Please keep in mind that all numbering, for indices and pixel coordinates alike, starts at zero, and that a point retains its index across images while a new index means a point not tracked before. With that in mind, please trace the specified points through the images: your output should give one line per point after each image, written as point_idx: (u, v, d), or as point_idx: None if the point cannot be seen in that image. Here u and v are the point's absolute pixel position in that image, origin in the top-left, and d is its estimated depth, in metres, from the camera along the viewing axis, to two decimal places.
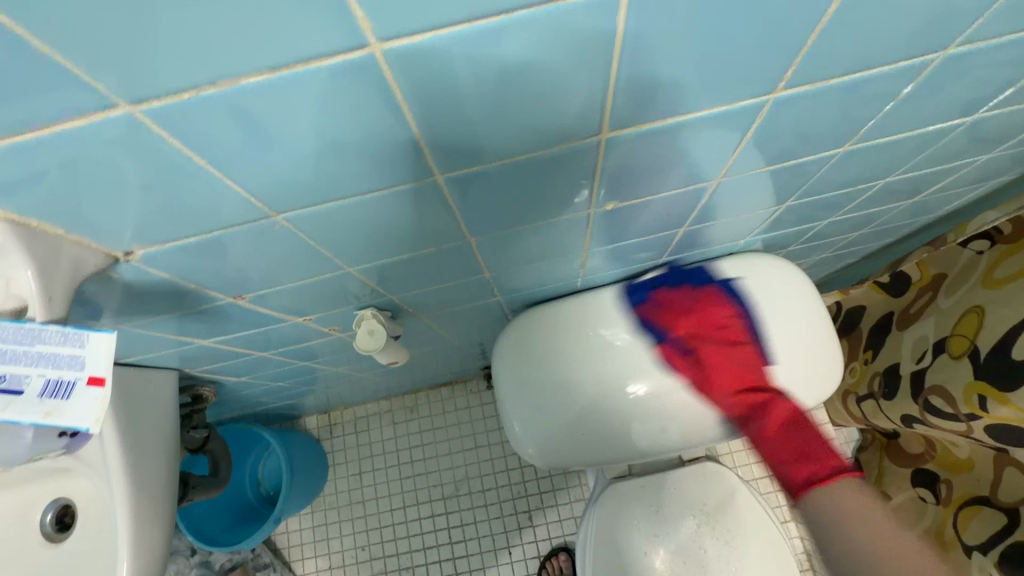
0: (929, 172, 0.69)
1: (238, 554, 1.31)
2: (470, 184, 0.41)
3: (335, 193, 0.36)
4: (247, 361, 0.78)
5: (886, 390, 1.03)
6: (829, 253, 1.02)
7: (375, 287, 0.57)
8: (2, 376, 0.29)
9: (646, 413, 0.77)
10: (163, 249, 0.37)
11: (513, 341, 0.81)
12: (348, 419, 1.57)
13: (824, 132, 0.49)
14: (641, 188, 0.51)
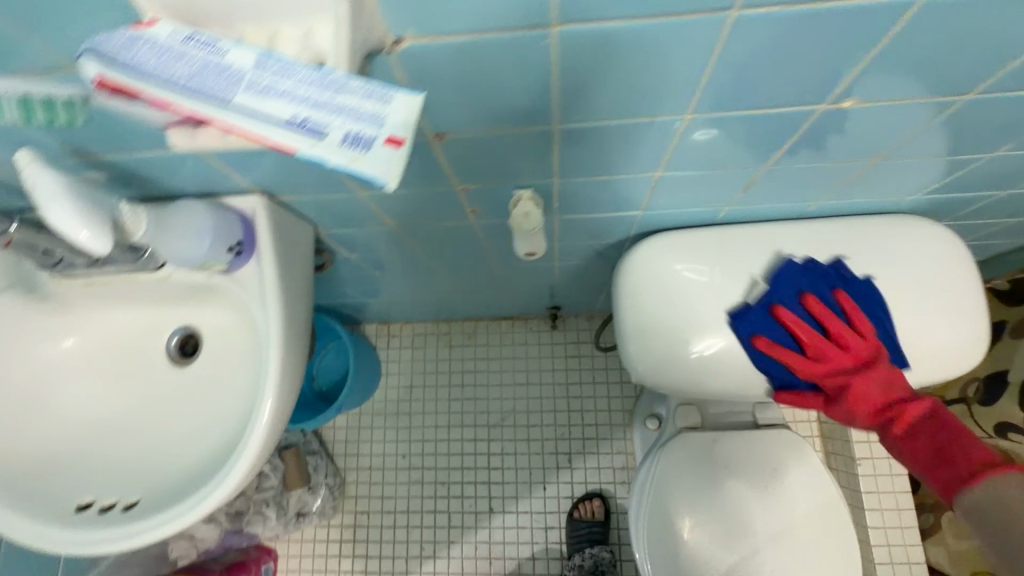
0: None
1: (292, 434, 1.37)
2: (745, 36, 0.37)
3: (624, 9, 0.34)
4: (369, 233, 0.79)
5: (985, 396, 1.00)
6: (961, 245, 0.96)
7: (549, 162, 0.56)
8: (309, 117, 0.29)
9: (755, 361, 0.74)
10: (430, 45, 0.36)
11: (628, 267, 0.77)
12: (406, 333, 1.59)
13: None
14: (887, 95, 0.45)
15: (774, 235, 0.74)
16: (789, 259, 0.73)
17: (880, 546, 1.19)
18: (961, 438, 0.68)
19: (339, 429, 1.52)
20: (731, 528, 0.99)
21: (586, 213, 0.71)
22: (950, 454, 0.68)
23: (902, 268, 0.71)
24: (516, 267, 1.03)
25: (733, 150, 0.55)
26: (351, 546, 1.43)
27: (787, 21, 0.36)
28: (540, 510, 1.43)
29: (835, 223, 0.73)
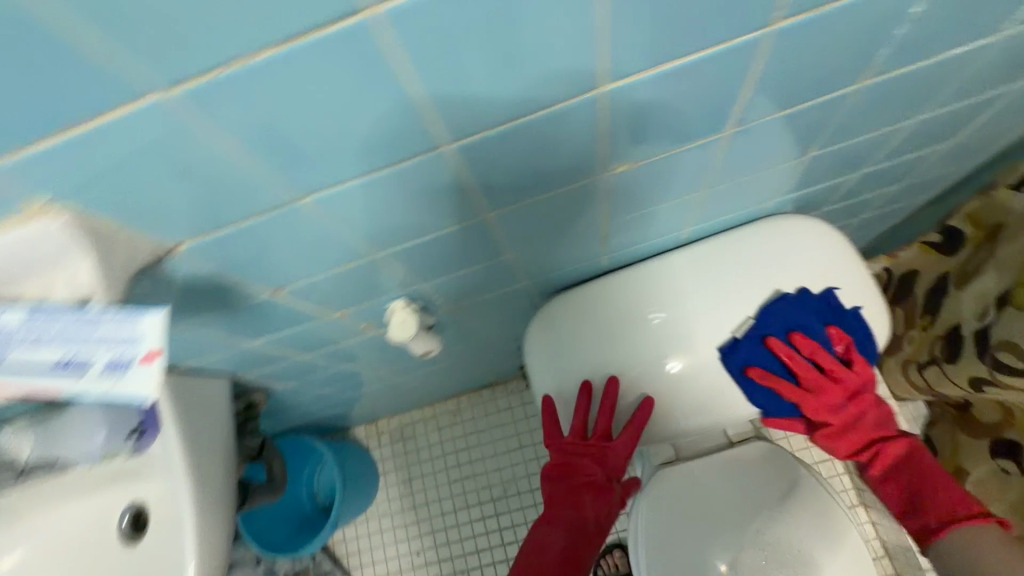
0: (970, 122, 0.64)
1: (299, 560, 1.36)
2: (472, 158, 0.44)
3: (348, 169, 0.41)
4: (293, 366, 0.83)
5: (950, 353, 0.97)
6: (870, 214, 0.97)
7: (400, 274, 0.61)
8: (76, 354, 0.33)
9: (701, 386, 0.77)
10: (216, 237, 0.45)
11: (543, 334, 0.80)
12: (394, 427, 1.60)
13: (838, 74, 0.46)
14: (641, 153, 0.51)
15: (659, 269, 0.78)
16: (699, 279, 0.75)
17: None
18: (923, 466, 0.85)
19: (350, 540, 1.50)
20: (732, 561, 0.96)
21: (478, 294, 0.74)
22: (926, 488, 0.84)
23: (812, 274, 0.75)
24: (460, 350, 1.06)
25: (573, 212, 0.59)
26: None
27: (495, 140, 0.43)
28: None
29: (722, 240, 0.77)
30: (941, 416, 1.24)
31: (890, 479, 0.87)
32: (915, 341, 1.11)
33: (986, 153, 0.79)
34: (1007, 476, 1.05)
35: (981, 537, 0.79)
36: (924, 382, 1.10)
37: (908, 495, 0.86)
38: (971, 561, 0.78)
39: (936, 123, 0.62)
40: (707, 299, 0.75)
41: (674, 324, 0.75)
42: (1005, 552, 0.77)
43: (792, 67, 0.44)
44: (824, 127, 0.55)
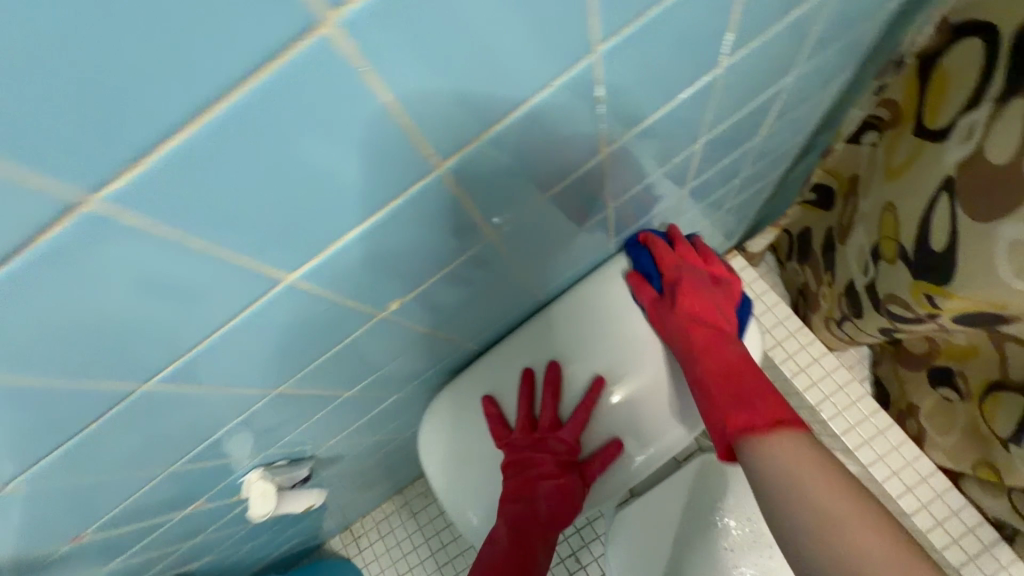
0: (760, 122, 0.65)
1: None
2: (223, 348, 0.43)
3: (86, 406, 0.40)
4: (195, 545, 0.77)
5: (854, 309, 0.97)
6: (734, 200, 0.98)
7: (246, 441, 0.58)
8: None
9: (653, 416, 0.72)
10: (23, 478, 0.43)
11: (431, 421, 0.75)
12: (370, 527, 1.53)
13: (561, 147, 0.46)
14: (415, 269, 0.50)
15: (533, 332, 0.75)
16: (635, 290, 0.73)
17: (889, 478, 1.13)
18: (760, 394, 0.65)
19: None
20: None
21: (355, 418, 0.71)
22: (754, 401, 0.65)
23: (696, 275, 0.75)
24: (388, 451, 1.01)
25: (400, 322, 0.58)
26: None
27: (236, 328, 0.42)
28: None
29: (587, 284, 0.75)
30: (881, 356, 1.24)
31: (727, 390, 0.66)
32: (826, 298, 1.11)
33: (808, 129, 0.80)
34: (950, 403, 1.04)
35: (783, 440, 0.60)
36: (847, 336, 1.09)
37: (732, 387, 0.66)
38: (764, 462, 0.60)
39: (722, 134, 0.62)
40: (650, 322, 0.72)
41: (613, 354, 0.71)
42: (814, 463, 0.58)
43: (523, 155, 0.44)
44: (596, 176, 0.55)
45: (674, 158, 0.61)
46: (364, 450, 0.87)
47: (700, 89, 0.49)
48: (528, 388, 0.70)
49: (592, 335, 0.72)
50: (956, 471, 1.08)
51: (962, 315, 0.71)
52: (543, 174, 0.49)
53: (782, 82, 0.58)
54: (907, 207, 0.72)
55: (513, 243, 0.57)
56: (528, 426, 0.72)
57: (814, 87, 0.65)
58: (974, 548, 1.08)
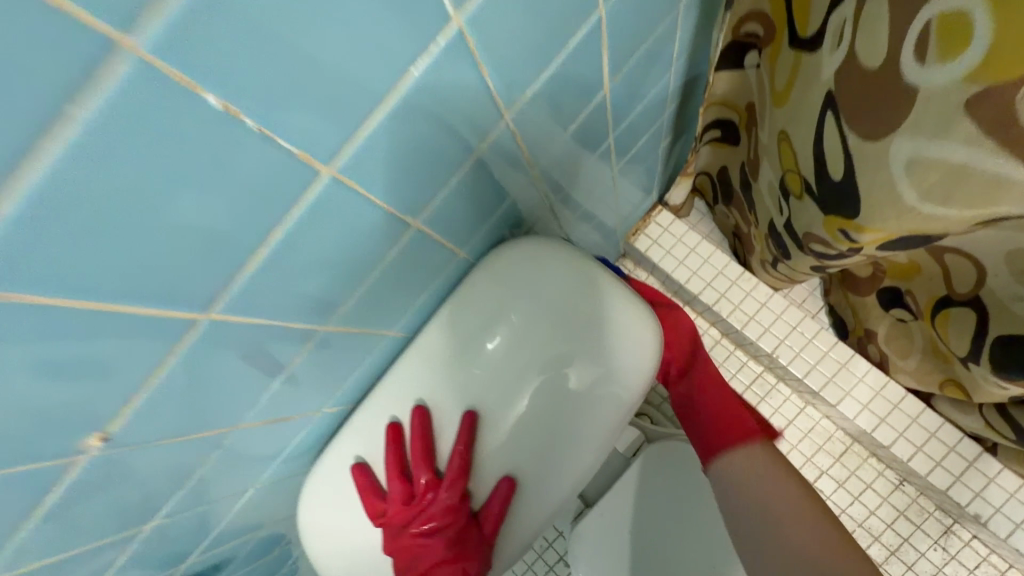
0: (589, 74, 0.53)
1: None
2: None
3: None
4: None
5: (784, 250, 0.87)
6: (626, 160, 0.87)
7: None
8: None
9: (589, 412, 0.61)
10: None
11: (311, 501, 0.63)
12: None
13: (262, 173, 0.35)
14: (142, 360, 0.39)
15: (392, 382, 0.62)
16: (493, 311, 0.61)
17: (861, 413, 1.07)
18: (730, 418, 0.83)
19: None
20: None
21: (218, 519, 0.61)
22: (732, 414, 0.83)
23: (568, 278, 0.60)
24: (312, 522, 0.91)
25: (193, 418, 0.47)
26: None
27: None
28: None
29: (453, 303, 0.61)
30: (831, 284, 1.15)
31: (705, 390, 0.86)
32: (756, 241, 1.01)
33: (675, 65, 0.69)
34: (905, 324, 0.96)
35: (739, 453, 0.79)
36: (786, 277, 1.00)
37: (725, 413, 0.83)
38: (729, 477, 0.78)
39: (538, 100, 0.51)
40: (555, 323, 0.61)
41: (532, 352, 0.62)
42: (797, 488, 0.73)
43: (207, 195, 0.34)
44: (371, 193, 0.44)
45: (483, 142, 0.50)
46: (266, 538, 0.76)
47: (441, 55, 0.38)
48: (393, 451, 0.63)
49: (455, 374, 0.62)
50: (925, 391, 1.01)
51: (885, 245, 0.61)
52: (258, 215, 0.37)
53: (581, 22, 0.46)
54: (798, 135, 0.61)
55: (304, 294, 0.46)
56: (404, 497, 0.65)
57: (645, 19, 0.54)
58: (959, 466, 1.01)
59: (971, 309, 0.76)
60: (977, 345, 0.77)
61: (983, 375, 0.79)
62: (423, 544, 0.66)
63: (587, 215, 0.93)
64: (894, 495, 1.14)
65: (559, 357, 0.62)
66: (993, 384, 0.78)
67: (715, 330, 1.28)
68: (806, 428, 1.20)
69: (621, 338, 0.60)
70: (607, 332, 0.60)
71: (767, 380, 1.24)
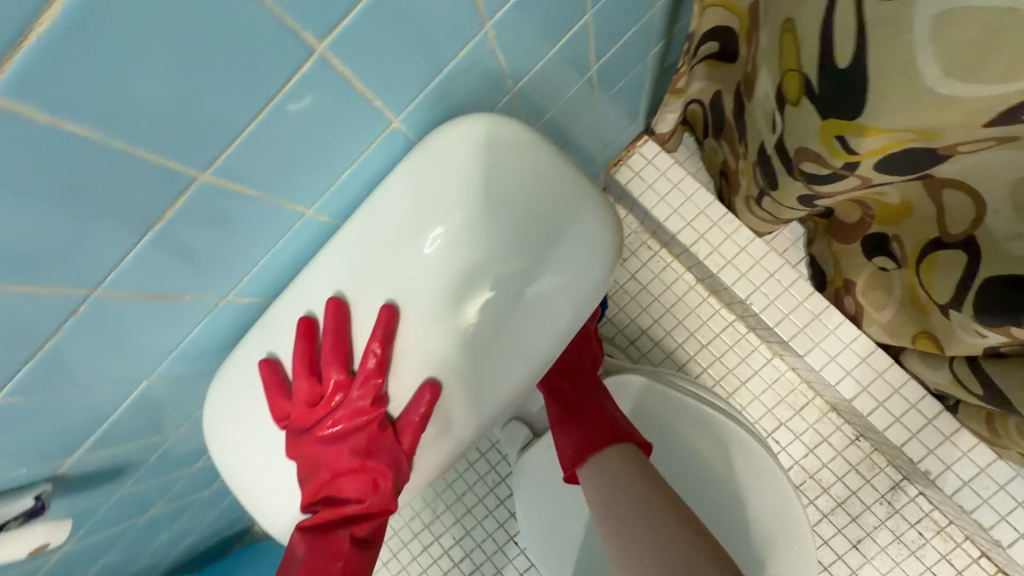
0: None
1: None
2: None
3: None
4: None
5: (769, 179, 0.80)
6: (607, 65, 0.78)
7: None
8: None
9: (529, 316, 0.56)
10: None
11: (220, 403, 0.57)
12: None
13: None
14: None
15: (316, 274, 0.55)
16: (430, 193, 0.54)
17: (828, 364, 1.04)
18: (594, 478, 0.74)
19: None
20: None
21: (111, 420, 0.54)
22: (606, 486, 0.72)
23: (516, 165, 0.54)
24: None
25: (38, 288, 0.38)
26: None
27: None
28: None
29: (387, 185, 0.54)
30: (814, 232, 1.09)
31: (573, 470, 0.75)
32: (743, 173, 0.93)
33: None
34: (887, 272, 0.91)
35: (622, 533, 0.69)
36: (769, 215, 0.93)
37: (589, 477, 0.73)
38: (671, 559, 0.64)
39: None
40: (500, 214, 0.55)
41: (475, 245, 0.55)
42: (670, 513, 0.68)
43: None
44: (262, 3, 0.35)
45: None
46: (185, 447, 0.70)
47: None
48: (302, 343, 0.55)
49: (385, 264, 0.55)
50: (895, 345, 0.97)
51: (885, 158, 0.54)
52: None
53: None
54: (803, 19, 0.52)
55: (182, 132, 0.37)
56: (311, 399, 0.57)
57: None
58: (918, 423, 0.99)
59: (961, 251, 0.71)
60: (962, 290, 0.73)
61: (961, 323, 0.75)
62: (327, 457, 0.58)
63: (562, 128, 0.84)
64: (848, 449, 1.13)
65: (501, 252, 0.55)
66: (971, 333, 0.74)
67: (689, 275, 1.22)
68: (770, 379, 1.18)
69: (576, 237, 0.55)
70: (562, 230, 0.55)
71: (737, 329, 1.20)
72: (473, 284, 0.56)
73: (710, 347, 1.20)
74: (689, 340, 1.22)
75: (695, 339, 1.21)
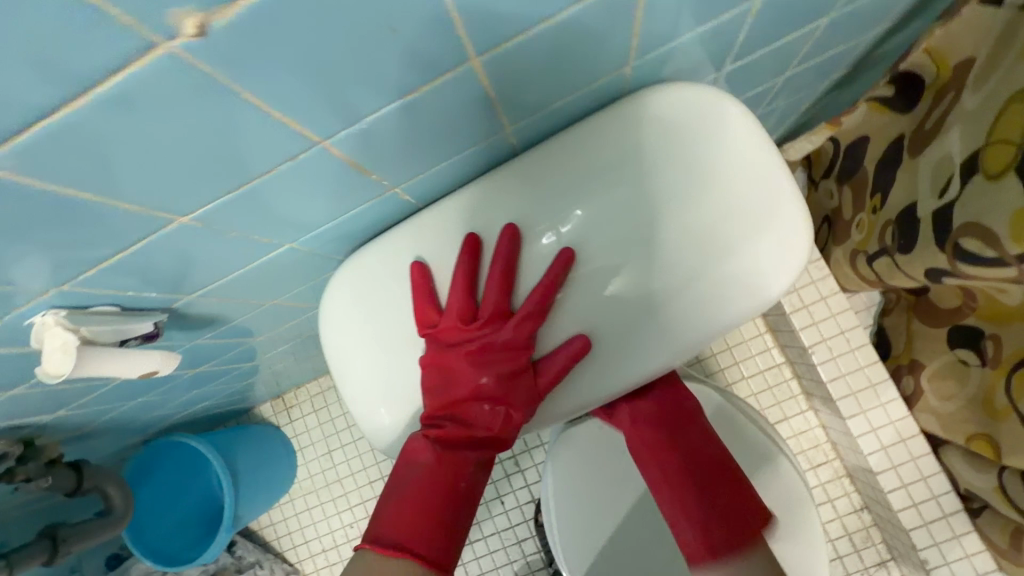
0: None
1: (214, 563, 1.25)
2: None
3: None
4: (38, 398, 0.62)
5: (903, 241, 0.78)
6: (786, 76, 0.75)
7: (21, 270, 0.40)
8: None
9: (688, 301, 0.55)
10: None
11: (372, 300, 0.61)
12: (304, 398, 1.45)
13: None
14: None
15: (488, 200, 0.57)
16: (624, 154, 0.55)
17: (867, 435, 1.03)
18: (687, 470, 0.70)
19: (278, 524, 1.42)
20: (651, 523, 0.83)
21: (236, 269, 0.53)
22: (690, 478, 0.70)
23: (715, 147, 0.54)
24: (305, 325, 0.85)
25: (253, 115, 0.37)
26: None
27: None
28: (505, 526, 1.24)
29: (592, 130, 0.55)
30: (894, 304, 1.09)
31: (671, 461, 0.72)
32: (861, 227, 0.91)
33: None
34: (966, 367, 0.91)
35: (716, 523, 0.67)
36: (874, 275, 0.91)
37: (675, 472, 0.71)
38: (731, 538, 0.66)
39: None
40: (686, 192, 0.54)
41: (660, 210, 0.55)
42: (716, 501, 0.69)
43: None
44: None
45: None
46: (262, 318, 0.70)
47: None
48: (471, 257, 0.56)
49: (559, 209, 0.56)
50: (942, 437, 0.98)
51: None
52: None
53: None
54: None
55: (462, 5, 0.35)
56: (464, 314, 0.58)
57: None
58: (933, 514, 1.00)
59: None
60: None
61: None
62: (467, 377, 0.57)
63: None
64: (849, 516, 1.15)
65: (677, 232, 0.54)
66: None
67: None
68: (797, 429, 1.19)
69: (765, 240, 0.54)
70: (755, 227, 0.54)
71: (782, 372, 1.20)
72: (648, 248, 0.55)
73: (750, 382, 1.21)
74: (732, 368, 1.22)
75: (737, 369, 1.21)
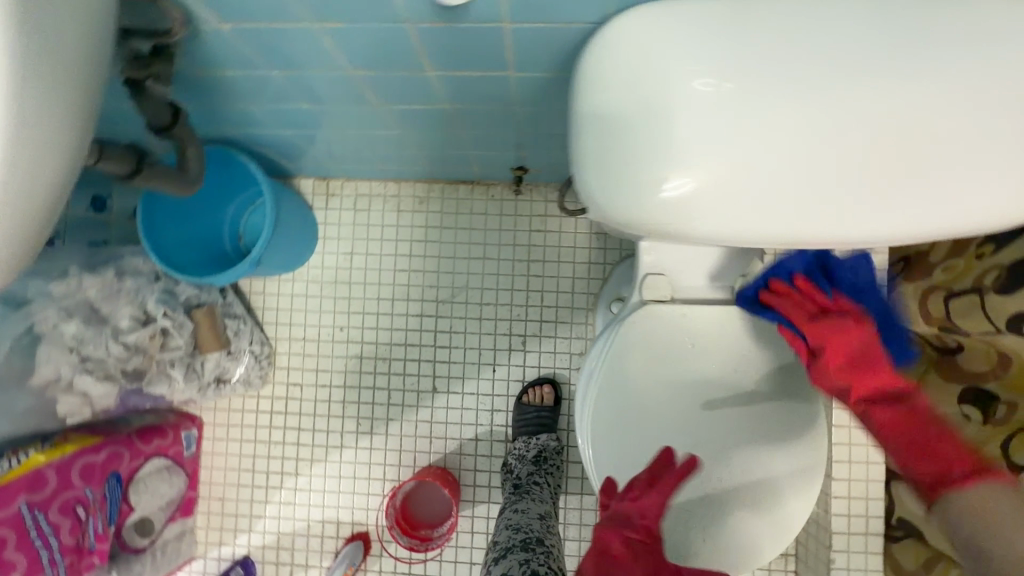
0: None
1: (207, 293, 1.19)
2: None
3: None
4: None
5: (1007, 284, 0.88)
6: None
7: None
8: None
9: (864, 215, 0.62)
10: None
11: (625, 128, 0.62)
12: (348, 193, 1.39)
13: None
14: None
15: (787, 105, 0.58)
16: (874, 130, 0.58)
17: (844, 444, 1.15)
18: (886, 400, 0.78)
19: (269, 296, 1.38)
20: (678, 418, 0.88)
21: None
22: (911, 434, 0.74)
23: (957, 145, 0.59)
24: (462, 89, 0.81)
25: None
26: (283, 417, 1.37)
27: None
28: (487, 391, 1.35)
29: (894, 101, 0.58)
30: None
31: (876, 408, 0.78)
32: (953, 268, 1.00)
33: None
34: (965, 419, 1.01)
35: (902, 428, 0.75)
36: (943, 311, 1.02)
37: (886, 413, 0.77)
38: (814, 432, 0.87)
39: None
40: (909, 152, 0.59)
41: (943, 91, 0.58)
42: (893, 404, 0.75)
43: None
44: None
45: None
46: (468, 42, 0.66)
47: None
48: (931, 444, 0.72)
49: (803, 152, 0.59)
50: (905, 471, 1.11)
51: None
52: None
53: None
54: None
55: None
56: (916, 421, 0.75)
57: None
58: (860, 527, 1.15)
59: None
60: None
61: None
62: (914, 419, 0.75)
63: None
64: None
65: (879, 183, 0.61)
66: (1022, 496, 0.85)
67: None
68: None
69: (950, 197, 0.61)
70: (940, 189, 0.61)
71: None
72: (905, 157, 0.59)
73: None
74: None
75: None
